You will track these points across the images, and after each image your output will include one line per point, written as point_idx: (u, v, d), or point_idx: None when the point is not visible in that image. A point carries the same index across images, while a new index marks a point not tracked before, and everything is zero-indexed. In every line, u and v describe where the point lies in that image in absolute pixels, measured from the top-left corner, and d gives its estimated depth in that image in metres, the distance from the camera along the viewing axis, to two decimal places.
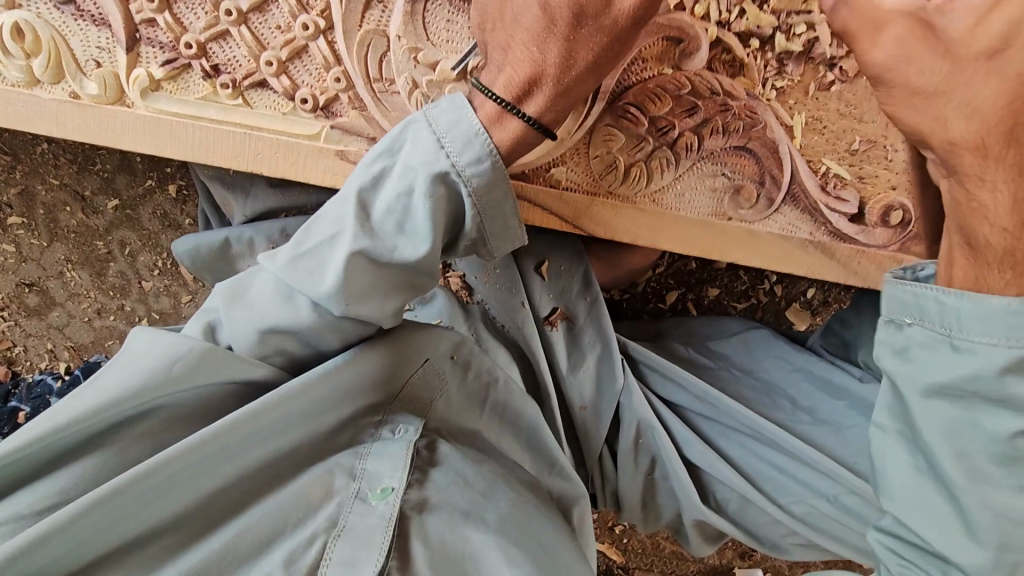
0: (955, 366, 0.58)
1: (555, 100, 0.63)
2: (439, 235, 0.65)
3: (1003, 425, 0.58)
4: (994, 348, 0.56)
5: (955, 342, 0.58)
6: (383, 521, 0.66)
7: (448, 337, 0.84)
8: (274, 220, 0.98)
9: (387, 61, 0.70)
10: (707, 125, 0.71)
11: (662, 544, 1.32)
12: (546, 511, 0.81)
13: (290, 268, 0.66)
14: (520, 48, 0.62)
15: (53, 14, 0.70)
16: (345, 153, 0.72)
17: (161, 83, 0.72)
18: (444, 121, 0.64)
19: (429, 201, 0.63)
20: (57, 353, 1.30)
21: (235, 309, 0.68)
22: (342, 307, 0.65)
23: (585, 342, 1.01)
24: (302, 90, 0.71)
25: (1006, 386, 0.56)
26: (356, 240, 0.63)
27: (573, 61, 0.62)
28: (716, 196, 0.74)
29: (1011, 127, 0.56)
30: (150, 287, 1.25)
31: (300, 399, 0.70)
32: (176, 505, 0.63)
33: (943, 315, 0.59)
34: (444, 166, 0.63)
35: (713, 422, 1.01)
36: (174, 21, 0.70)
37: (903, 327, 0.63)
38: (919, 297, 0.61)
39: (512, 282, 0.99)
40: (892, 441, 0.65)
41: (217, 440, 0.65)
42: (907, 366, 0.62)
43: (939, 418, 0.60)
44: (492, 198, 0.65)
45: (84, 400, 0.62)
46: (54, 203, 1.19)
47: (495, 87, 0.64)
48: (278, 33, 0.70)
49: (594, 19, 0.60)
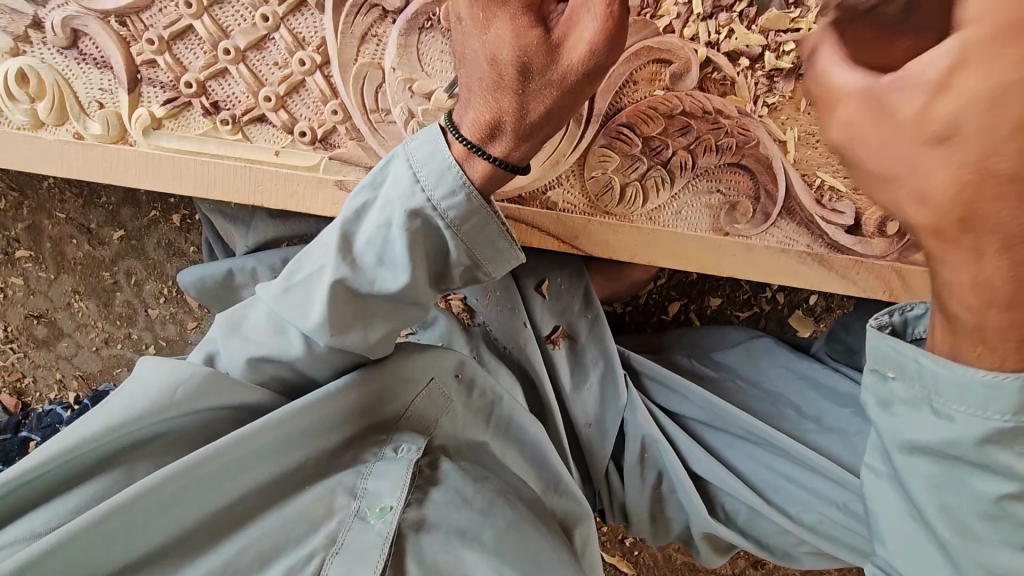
0: (933, 429, 0.54)
1: (513, 147, 0.63)
2: (420, 264, 0.65)
3: (990, 487, 0.54)
4: (976, 418, 0.51)
5: (936, 405, 0.54)
6: (380, 538, 0.67)
7: (451, 355, 0.85)
8: (279, 249, 0.99)
9: (382, 93, 0.71)
10: (699, 143, 0.71)
11: (672, 556, 1.31)
12: (545, 528, 0.80)
13: (281, 299, 0.67)
14: (479, 96, 0.62)
15: (58, 58, 0.72)
16: (343, 184, 0.73)
17: (163, 120, 0.73)
18: (421, 155, 0.64)
19: (408, 234, 0.64)
20: (67, 383, 1.32)
21: (235, 344, 0.71)
22: (328, 338, 0.67)
23: (588, 361, 1.01)
24: (301, 123, 0.73)
25: (991, 454, 0.52)
26: (337, 270, 0.65)
27: (526, 113, 0.62)
28: (712, 212, 0.74)
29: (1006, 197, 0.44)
30: (156, 315, 1.26)
31: (303, 416, 0.72)
32: (179, 525, 0.64)
33: (922, 377, 0.54)
34: (421, 201, 0.63)
35: (720, 433, 1.00)
36: (174, 61, 0.71)
37: (886, 379, 0.58)
38: (898, 354, 0.56)
39: (513, 301, 1.00)
40: (884, 479, 0.63)
41: (219, 457, 0.66)
42: (890, 419, 0.59)
43: (923, 473, 0.57)
44: (472, 226, 0.64)
45: (90, 422, 0.63)
46: (60, 236, 1.21)
47: (462, 129, 0.64)
48: (276, 68, 0.71)
49: (541, 74, 0.59)
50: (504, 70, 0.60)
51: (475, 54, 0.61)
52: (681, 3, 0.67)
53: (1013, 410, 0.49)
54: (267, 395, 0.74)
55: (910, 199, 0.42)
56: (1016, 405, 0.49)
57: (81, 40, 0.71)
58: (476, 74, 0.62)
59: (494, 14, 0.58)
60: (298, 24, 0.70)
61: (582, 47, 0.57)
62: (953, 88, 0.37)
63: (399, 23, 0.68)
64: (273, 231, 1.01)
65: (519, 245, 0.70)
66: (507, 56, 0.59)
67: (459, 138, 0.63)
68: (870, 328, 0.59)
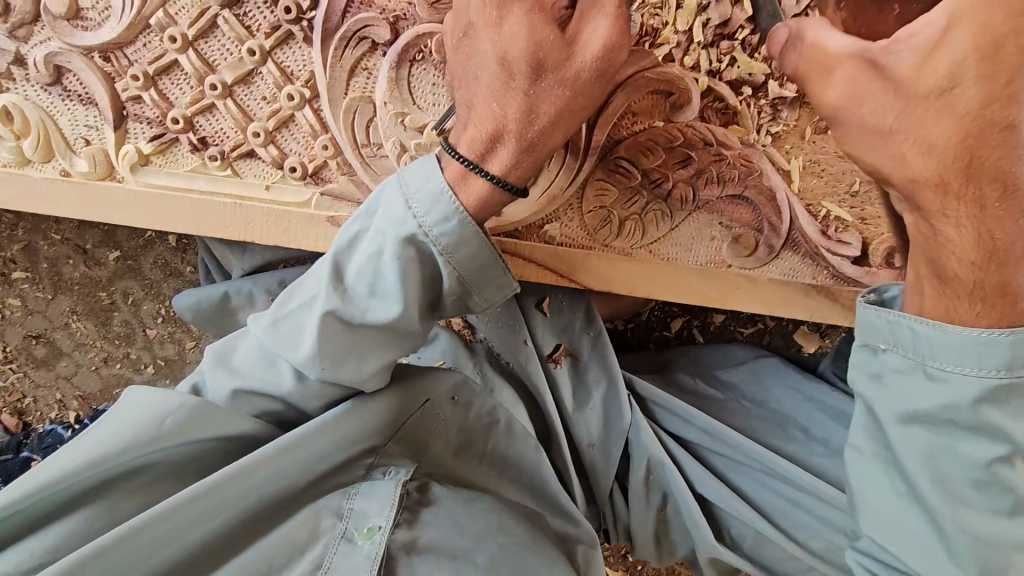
0: (927, 395, 0.56)
1: (518, 155, 0.61)
2: (412, 294, 0.63)
3: (981, 451, 0.55)
4: (967, 378, 0.54)
5: (930, 369, 0.56)
6: (368, 560, 0.65)
7: (449, 378, 0.84)
8: (274, 272, 0.97)
9: (374, 126, 0.71)
10: (701, 176, 0.71)
11: (677, 570, 1.28)
12: (544, 545, 0.78)
13: (270, 331, 0.66)
14: (482, 103, 0.61)
15: (42, 95, 0.74)
16: (335, 220, 0.75)
17: (150, 157, 0.76)
18: (412, 183, 0.62)
19: (399, 263, 0.62)
20: (67, 402, 1.31)
21: (228, 377, 0.70)
22: (319, 371, 0.65)
23: (591, 380, 0.99)
24: (291, 158, 0.74)
25: (983, 414, 0.54)
26: (327, 302, 0.64)
27: (533, 116, 0.60)
28: (715, 244, 0.75)
29: (973, 160, 0.50)
30: (155, 334, 1.26)
31: (297, 450, 0.70)
32: (165, 561, 0.62)
33: (913, 344, 0.57)
34: (412, 228, 0.61)
35: (725, 456, 0.98)
36: (160, 97, 0.73)
37: (878, 352, 0.60)
38: (891, 324, 0.58)
39: (515, 319, 0.97)
40: (878, 459, 0.62)
41: (208, 495, 0.64)
42: (883, 390, 0.60)
43: (920, 444, 0.58)
44: (466, 253, 0.62)
45: (69, 457, 0.62)
46: (57, 256, 1.20)
47: (460, 147, 0.63)
48: (264, 103, 0.72)
49: (554, 72, 0.58)
50: (513, 68, 0.58)
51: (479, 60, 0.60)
52: (681, 31, 0.65)
53: (1005, 365, 0.52)
54: (259, 424, 0.71)
55: (916, 151, 0.52)
56: (1004, 361, 0.52)
57: (65, 77, 0.73)
58: (477, 76, 0.61)
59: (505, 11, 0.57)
60: (286, 57, 0.70)
61: (598, 38, 0.57)
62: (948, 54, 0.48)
63: (390, 55, 0.68)
64: (270, 254, 0.98)
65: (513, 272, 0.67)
66: (517, 54, 0.58)
67: (457, 157, 0.62)
68: (861, 300, 0.61)
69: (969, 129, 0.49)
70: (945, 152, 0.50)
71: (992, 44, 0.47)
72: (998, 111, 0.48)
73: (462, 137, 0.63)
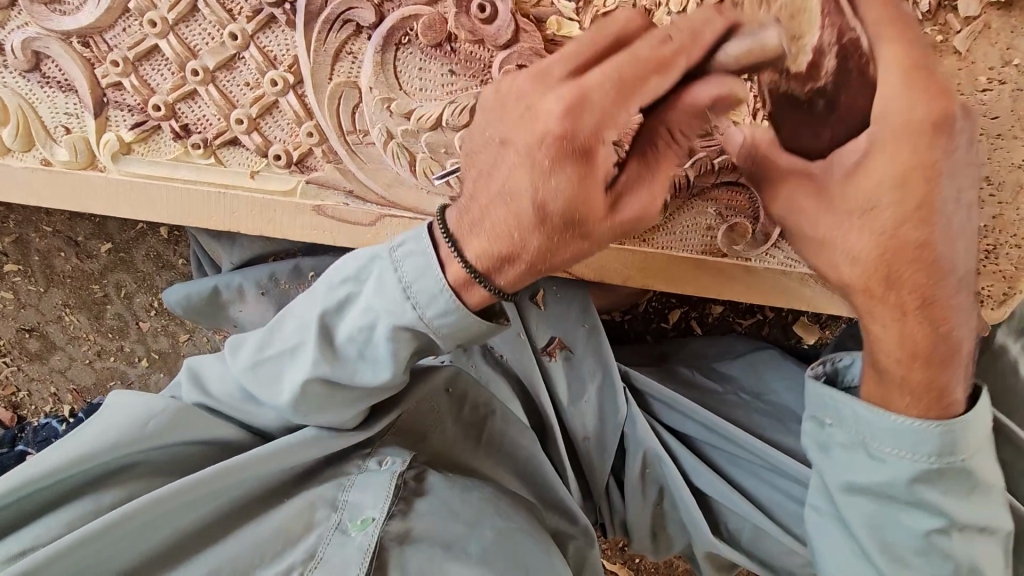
0: (870, 471, 0.60)
1: (523, 278, 0.59)
2: (401, 367, 0.63)
3: (921, 522, 0.59)
4: (902, 458, 0.58)
5: (870, 449, 0.60)
6: (360, 552, 0.64)
7: (444, 370, 0.82)
8: (264, 264, 0.95)
9: (360, 113, 0.71)
10: (696, 163, 0.70)
11: (676, 563, 1.26)
12: (540, 534, 0.76)
13: (251, 375, 0.66)
14: (502, 222, 0.57)
15: (20, 82, 0.74)
16: (321, 209, 0.75)
17: (133, 145, 0.76)
18: (410, 268, 0.59)
19: (391, 344, 0.61)
20: (62, 396, 1.31)
21: (204, 397, 0.70)
22: (301, 417, 0.66)
23: (586, 371, 0.96)
24: (275, 146, 0.74)
25: (918, 492, 0.58)
26: (316, 369, 0.62)
27: (552, 254, 0.58)
28: (709, 233, 0.74)
29: (894, 274, 0.53)
30: (148, 328, 1.25)
31: (291, 452, 0.68)
32: (154, 544, 0.62)
33: (854, 422, 0.61)
34: (410, 318, 0.59)
35: (722, 450, 0.97)
36: (141, 83, 0.73)
37: (824, 426, 0.64)
38: (833, 402, 0.63)
39: (510, 313, 0.94)
40: (827, 519, 0.65)
41: (196, 487, 0.63)
42: (830, 461, 0.64)
43: (865, 511, 0.61)
44: (459, 337, 0.62)
45: (52, 458, 0.62)
46: (48, 249, 1.19)
47: (467, 248, 0.58)
48: (247, 89, 0.72)
49: (585, 229, 0.57)
50: (551, 216, 0.55)
51: (516, 185, 0.55)
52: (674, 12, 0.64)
53: (935, 452, 0.57)
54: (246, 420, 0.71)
55: (843, 260, 0.55)
56: (936, 447, 0.57)
57: (44, 63, 0.73)
58: (506, 207, 0.57)
59: (563, 165, 0.54)
60: (268, 41, 0.69)
61: (636, 215, 0.57)
62: (866, 172, 0.53)
63: (374, 40, 0.67)
64: (258, 247, 0.96)
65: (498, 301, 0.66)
66: (558, 208, 0.55)
67: (461, 260, 0.58)
68: (808, 376, 0.66)
69: (888, 246, 0.52)
70: (867, 264, 0.54)
71: (905, 173, 0.50)
72: (912, 232, 0.52)
73: (468, 236, 0.59)
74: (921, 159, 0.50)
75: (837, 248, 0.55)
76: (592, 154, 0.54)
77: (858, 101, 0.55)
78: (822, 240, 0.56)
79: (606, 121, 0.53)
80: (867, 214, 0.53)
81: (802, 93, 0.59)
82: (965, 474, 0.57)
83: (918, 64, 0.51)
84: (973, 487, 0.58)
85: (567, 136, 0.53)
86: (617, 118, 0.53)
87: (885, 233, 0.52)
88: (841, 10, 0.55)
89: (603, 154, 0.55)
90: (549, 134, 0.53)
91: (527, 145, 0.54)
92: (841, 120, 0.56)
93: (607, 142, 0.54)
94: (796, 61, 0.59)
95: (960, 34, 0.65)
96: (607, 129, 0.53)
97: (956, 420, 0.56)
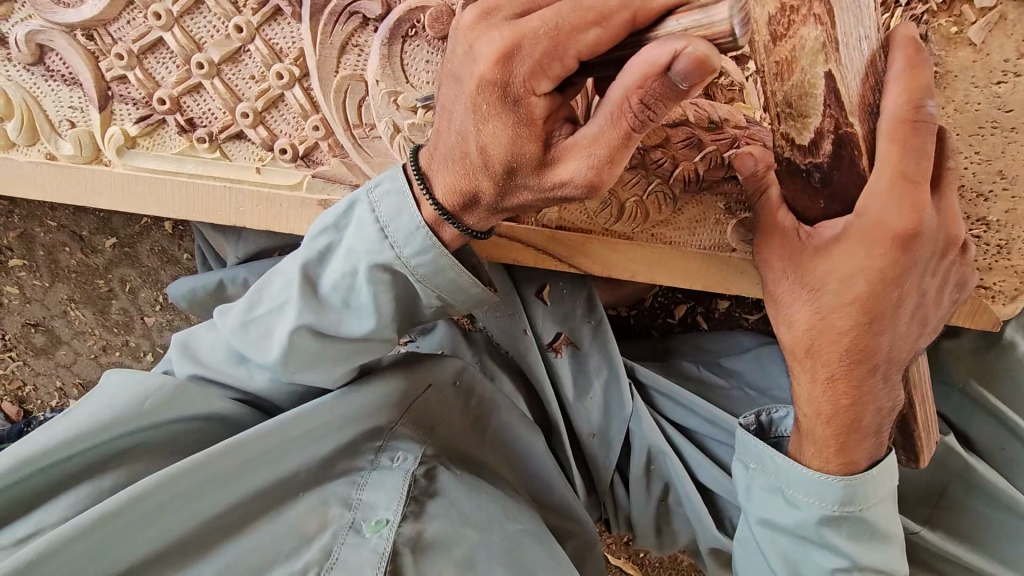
0: (787, 513, 0.65)
1: (488, 218, 0.60)
2: (387, 314, 0.63)
3: (827, 560, 0.64)
4: (812, 505, 0.63)
5: (786, 494, 0.65)
6: (375, 556, 0.63)
7: (451, 363, 0.83)
8: (267, 260, 0.94)
9: (366, 107, 0.70)
10: (706, 157, 0.69)
11: (679, 557, 1.26)
12: (545, 537, 0.77)
13: (240, 335, 0.65)
14: (458, 160, 0.58)
15: (25, 76, 0.74)
16: (328, 203, 0.74)
17: (137, 139, 0.75)
18: (387, 207, 0.61)
19: (373, 286, 0.61)
20: (68, 390, 1.31)
21: (198, 368, 0.71)
22: (287, 375, 0.65)
23: (592, 368, 0.96)
24: (280, 140, 0.73)
25: (827, 535, 0.63)
26: (300, 318, 0.62)
27: (503, 201, 0.58)
28: (720, 227, 0.74)
29: (821, 347, 0.60)
30: (153, 322, 1.25)
31: (296, 428, 0.70)
32: (171, 533, 0.61)
33: (775, 468, 0.66)
34: (388, 257, 0.60)
35: (725, 445, 0.96)
36: (145, 76, 0.72)
37: (748, 469, 0.69)
38: (757, 449, 0.68)
39: (513, 308, 0.93)
40: (751, 549, 0.71)
41: (213, 464, 0.64)
42: (752, 501, 0.69)
43: (781, 546, 0.67)
44: (443, 282, 0.62)
45: (49, 434, 0.62)
46: (53, 244, 1.19)
47: (435, 191, 0.60)
48: (252, 83, 0.71)
49: (528, 178, 0.55)
50: (491, 163, 0.55)
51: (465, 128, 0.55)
52: None
53: (838, 500, 0.62)
54: (235, 406, 0.72)
55: (783, 324, 0.63)
56: (840, 496, 0.62)
57: (48, 56, 0.73)
58: (457, 147, 0.57)
59: (496, 112, 0.52)
60: (274, 34, 0.69)
61: (570, 181, 0.53)
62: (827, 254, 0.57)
63: (380, 32, 0.66)
64: (264, 241, 0.94)
65: (492, 283, 0.66)
66: (498, 155, 0.54)
67: (429, 200, 0.59)
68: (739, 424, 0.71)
69: (818, 324, 0.59)
70: (798, 331, 0.61)
71: (868, 266, 0.56)
72: (840, 319, 0.58)
73: (437, 178, 0.60)
74: (873, 264, 0.55)
75: (781, 312, 0.63)
76: (522, 104, 0.51)
77: (848, 186, 0.57)
78: (776, 299, 0.63)
79: (537, 71, 0.49)
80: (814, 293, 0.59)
81: (802, 163, 0.59)
82: (867, 522, 0.63)
83: (910, 173, 0.53)
84: (874, 535, 0.64)
85: (498, 83, 0.50)
86: (550, 69, 0.49)
87: (821, 312, 0.59)
88: (841, 105, 0.54)
89: (536, 106, 0.51)
90: (481, 77, 0.51)
91: (468, 88, 0.53)
92: (831, 197, 0.58)
93: (541, 93, 0.50)
94: (799, 135, 0.57)
95: (975, 26, 0.63)
96: (540, 83, 0.50)
97: (858, 475, 0.62)
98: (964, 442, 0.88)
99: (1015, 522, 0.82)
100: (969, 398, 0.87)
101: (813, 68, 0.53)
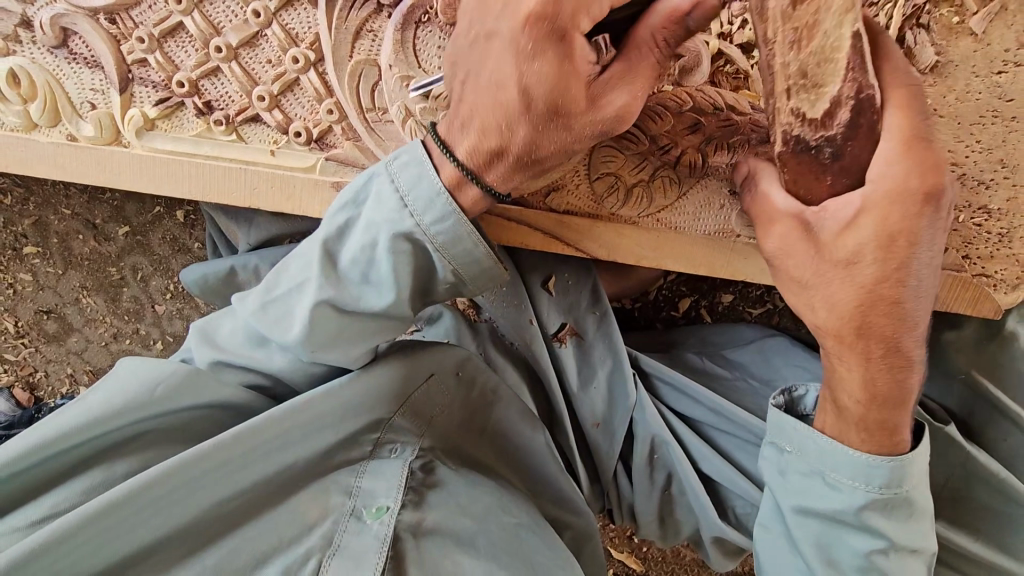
0: (826, 499, 0.65)
1: (511, 173, 0.62)
2: (405, 288, 0.64)
3: (861, 543, 0.64)
4: (857, 489, 0.63)
5: (828, 478, 0.65)
6: (377, 541, 0.65)
7: (453, 353, 0.82)
8: (279, 247, 0.95)
9: (379, 90, 0.72)
10: (710, 142, 0.71)
11: (682, 551, 1.27)
12: (541, 523, 0.78)
13: (260, 314, 0.67)
14: (489, 114, 0.59)
15: (48, 58, 0.76)
16: (341, 185, 0.76)
17: (156, 121, 0.77)
18: (405, 178, 0.62)
19: (393, 257, 0.62)
20: (78, 376, 1.32)
21: (218, 354, 0.71)
22: (309, 353, 0.66)
23: (597, 357, 0.96)
24: (295, 123, 0.75)
25: (865, 519, 0.63)
26: (321, 292, 0.64)
27: (535, 147, 0.59)
28: (724, 213, 0.75)
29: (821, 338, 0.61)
30: (163, 311, 1.26)
31: (302, 415, 0.69)
32: (176, 522, 0.62)
33: (816, 452, 0.65)
34: (408, 226, 0.62)
35: (731, 436, 0.96)
36: (165, 59, 0.75)
37: (783, 452, 0.69)
38: (795, 431, 0.67)
39: (521, 298, 0.94)
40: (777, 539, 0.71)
41: (215, 455, 0.64)
42: (787, 484, 0.68)
43: (810, 530, 0.66)
44: (460, 252, 0.63)
45: (62, 419, 0.63)
46: (66, 231, 1.21)
47: (456, 149, 0.62)
48: (269, 66, 0.73)
49: (569, 117, 0.57)
50: (533, 103, 0.56)
51: (504, 73, 0.57)
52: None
53: (885, 483, 0.62)
54: (249, 395, 0.72)
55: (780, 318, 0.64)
56: (884, 480, 0.62)
57: (71, 40, 0.75)
58: (488, 97, 0.59)
59: (542, 48, 0.54)
60: (291, 19, 0.71)
61: (613, 110, 0.58)
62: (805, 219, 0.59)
63: (395, 17, 0.68)
64: (275, 227, 0.96)
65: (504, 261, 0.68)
66: (541, 92, 0.56)
67: (449, 157, 0.61)
68: (774, 405, 0.70)
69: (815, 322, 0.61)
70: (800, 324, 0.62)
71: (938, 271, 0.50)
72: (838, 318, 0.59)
73: (459, 139, 0.62)
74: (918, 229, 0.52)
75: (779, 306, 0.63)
76: (567, 39, 0.54)
77: (861, 157, 0.55)
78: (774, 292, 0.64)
79: (580, 9, 0.53)
80: (809, 292, 0.59)
81: (812, 138, 0.56)
82: (906, 504, 0.63)
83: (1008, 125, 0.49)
84: (908, 514, 0.64)
85: (546, 17, 0.53)
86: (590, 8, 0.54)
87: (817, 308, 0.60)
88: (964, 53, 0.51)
89: (580, 41, 0.55)
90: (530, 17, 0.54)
91: (507, 28, 0.56)
92: (842, 172, 0.56)
93: (582, 33, 0.55)
94: (812, 108, 0.55)
95: (977, 16, 0.66)
96: (583, 21, 0.54)
97: (901, 456, 0.62)
98: (967, 434, 0.89)
99: (1015, 515, 0.82)
100: (972, 390, 0.88)
101: (838, 30, 0.52)
